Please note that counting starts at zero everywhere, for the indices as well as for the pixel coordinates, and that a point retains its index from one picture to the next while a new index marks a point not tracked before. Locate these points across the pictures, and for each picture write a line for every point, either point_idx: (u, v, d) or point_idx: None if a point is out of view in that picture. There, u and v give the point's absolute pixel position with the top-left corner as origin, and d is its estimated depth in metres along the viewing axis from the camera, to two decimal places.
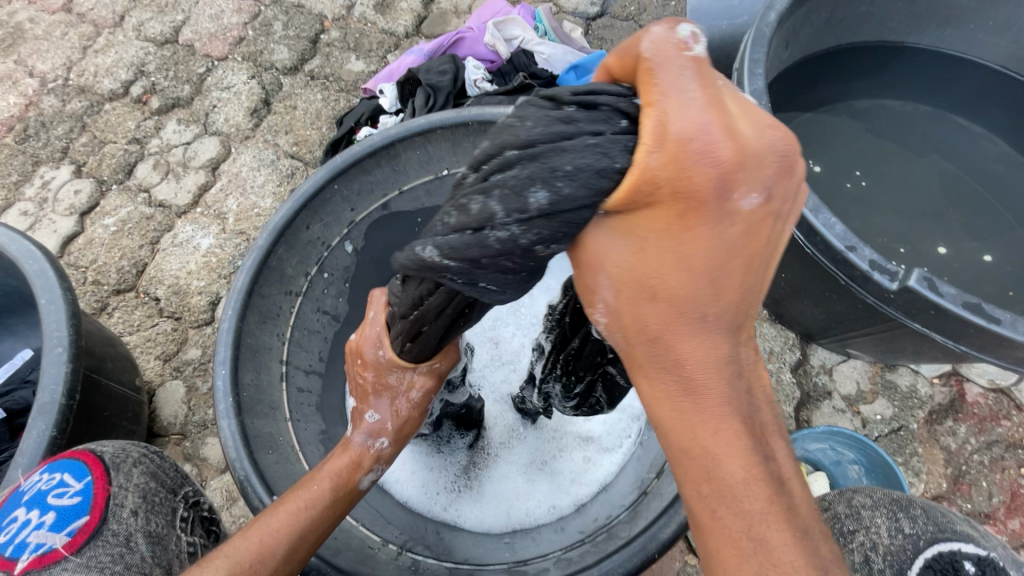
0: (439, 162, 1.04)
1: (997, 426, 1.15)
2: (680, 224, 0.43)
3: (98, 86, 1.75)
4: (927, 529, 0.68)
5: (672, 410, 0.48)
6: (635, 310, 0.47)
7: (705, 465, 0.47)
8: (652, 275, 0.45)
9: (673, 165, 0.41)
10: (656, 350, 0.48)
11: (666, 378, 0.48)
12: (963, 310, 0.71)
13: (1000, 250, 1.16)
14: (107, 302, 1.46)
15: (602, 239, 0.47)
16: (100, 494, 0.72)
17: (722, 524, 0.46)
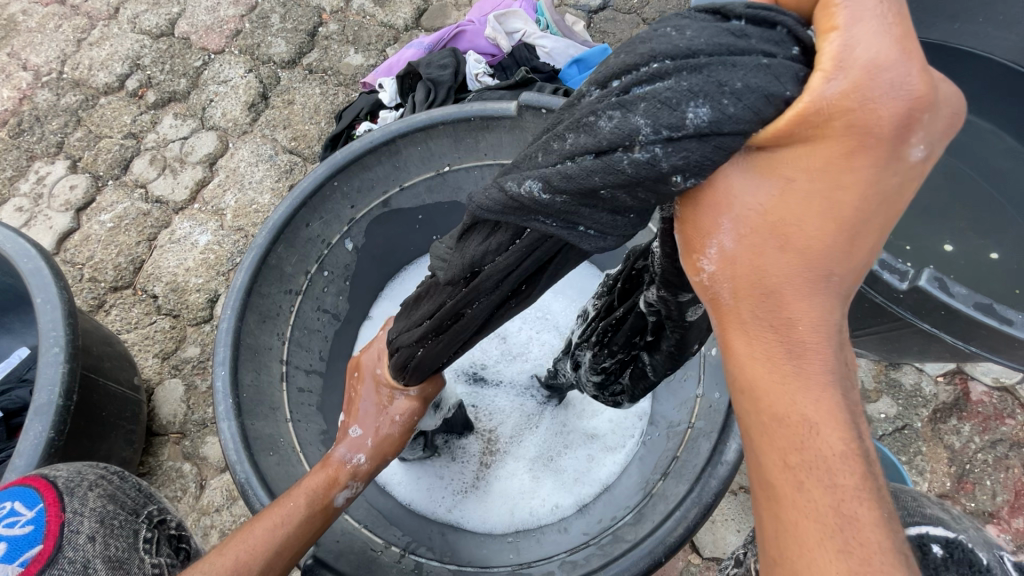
0: (441, 158, 1.02)
1: (1001, 424, 1.14)
2: (837, 163, 0.38)
3: (92, 80, 1.72)
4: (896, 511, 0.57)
5: (770, 369, 0.40)
6: (751, 256, 0.40)
7: (799, 436, 0.39)
8: (782, 219, 0.39)
9: (855, 95, 0.36)
10: (767, 304, 0.40)
11: (769, 334, 0.40)
12: (974, 311, 0.70)
13: (1008, 247, 1.15)
14: (104, 299, 1.45)
15: (733, 178, 0.40)
16: (53, 521, 0.64)
17: (809, 502, 0.38)
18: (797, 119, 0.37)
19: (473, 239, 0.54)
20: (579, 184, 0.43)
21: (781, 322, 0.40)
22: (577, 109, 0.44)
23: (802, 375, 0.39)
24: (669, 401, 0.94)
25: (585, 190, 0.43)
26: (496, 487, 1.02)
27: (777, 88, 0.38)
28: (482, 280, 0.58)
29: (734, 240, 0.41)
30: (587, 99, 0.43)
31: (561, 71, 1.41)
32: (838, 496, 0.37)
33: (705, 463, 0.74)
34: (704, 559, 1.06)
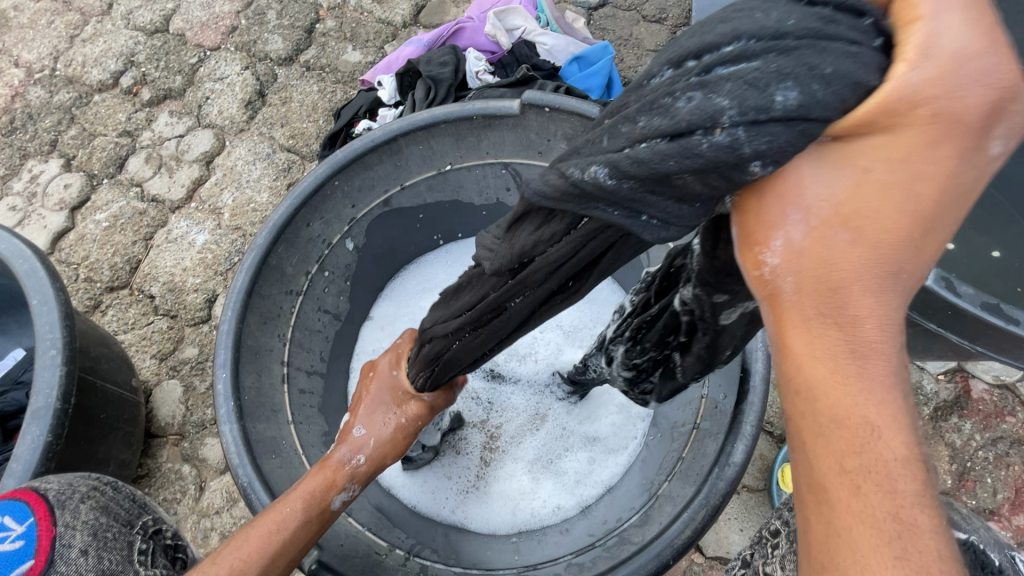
0: (443, 157, 1.01)
1: (1002, 422, 1.15)
2: (918, 151, 0.35)
3: (86, 77, 1.70)
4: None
5: (833, 368, 0.36)
6: (824, 249, 0.36)
7: (858, 439, 0.35)
8: (858, 211, 0.36)
9: (941, 83, 0.33)
10: (837, 300, 0.36)
11: (835, 335, 0.36)
12: (981, 311, 0.69)
13: (1010, 245, 1.15)
14: (100, 300, 1.43)
15: (803, 167, 0.37)
16: (45, 535, 0.61)
17: (867, 510, 0.34)
18: (875, 107, 0.34)
19: (524, 228, 0.53)
20: (651, 168, 0.40)
21: (850, 322, 0.36)
22: (645, 91, 0.43)
23: (867, 379, 0.36)
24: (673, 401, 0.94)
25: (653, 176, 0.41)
26: (498, 487, 1.01)
27: (863, 75, 0.35)
28: (533, 272, 0.56)
29: (804, 233, 0.37)
30: (659, 80, 0.41)
31: (562, 68, 1.40)
32: (896, 506, 0.34)
33: (713, 464, 0.73)
34: (708, 558, 1.06)
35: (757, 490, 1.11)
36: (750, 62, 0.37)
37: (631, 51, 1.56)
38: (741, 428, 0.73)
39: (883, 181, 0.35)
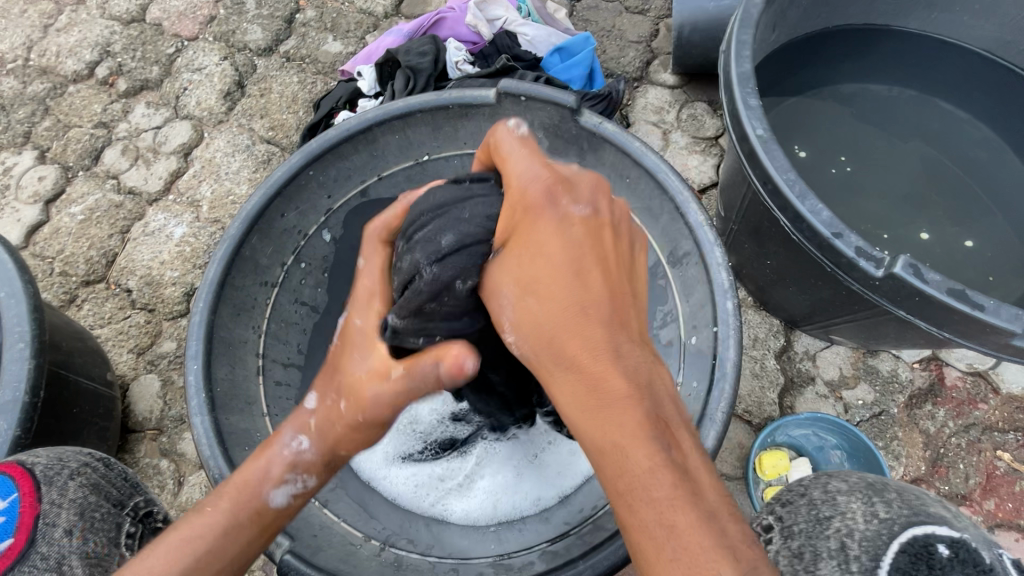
0: (420, 148, 1.00)
1: (974, 409, 1.17)
2: (537, 233, 0.62)
3: (60, 67, 1.67)
4: (903, 513, 0.61)
5: (583, 408, 0.56)
6: (538, 317, 0.60)
7: (618, 460, 0.54)
8: (540, 282, 0.60)
9: (518, 198, 0.64)
10: (557, 355, 0.58)
11: (575, 380, 0.57)
12: (947, 297, 0.70)
13: (981, 236, 1.17)
14: (76, 294, 1.41)
15: (495, 272, 0.64)
16: (29, 512, 0.72)
17: (637, 514, 0.52)
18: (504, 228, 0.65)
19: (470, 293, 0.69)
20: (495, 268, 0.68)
21: (574, 369, 0.57)
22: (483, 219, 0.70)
23: (604, 409, 0.55)
24: None
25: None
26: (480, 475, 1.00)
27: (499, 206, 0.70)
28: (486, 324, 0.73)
29: (517, 313, 0.61)
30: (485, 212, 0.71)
31: (543, 59, 1.40)
32: (659, 509, 0.51)
33: None
34: None
35: (736, 478, 1.12)
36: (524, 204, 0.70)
37: (613, 43, 1.56)
38: (712, 414, 0.72)
39: (553, 266, 0.60)
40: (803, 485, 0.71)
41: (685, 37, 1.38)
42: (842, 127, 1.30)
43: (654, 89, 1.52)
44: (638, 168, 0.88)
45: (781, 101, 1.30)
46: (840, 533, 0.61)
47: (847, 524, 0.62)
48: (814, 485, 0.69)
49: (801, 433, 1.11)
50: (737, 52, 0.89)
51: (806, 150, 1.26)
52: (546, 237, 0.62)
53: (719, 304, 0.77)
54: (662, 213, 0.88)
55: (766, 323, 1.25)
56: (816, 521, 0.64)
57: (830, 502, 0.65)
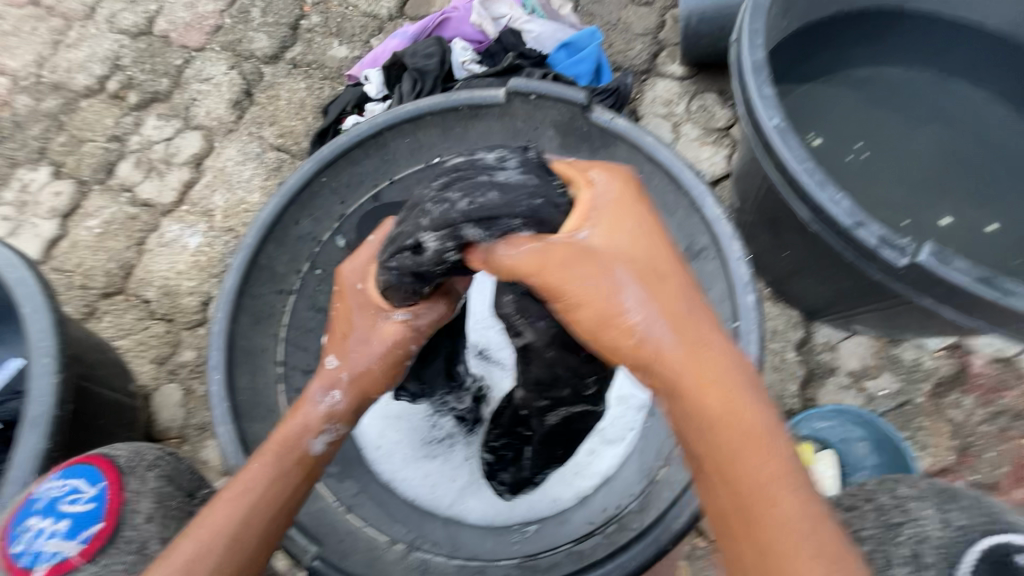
0: (431, 149, 1.00)
1: (1002, 396, 1.14)
2: (636, 212, 0.62)
3: (72, 83, 1.69)
4: (981, 521, 0.62)
5: (720, 394, 0.54)
6: (658, 302, 0.57)
7: (754, 444, 0.53)
8: (660, 286, 0.58)
9: (595, 181, 0.64)
10: (694, 334, 0.56)
11: (710, 364, 0.55)
12: (975, 284, 0.69)
13: (1003, 220, 1.15)
14: (96, 306, 1.43)
15: (604, 242, 0.59)
16: (114, 499, 0.74)
17: (776, 504, 0.51)
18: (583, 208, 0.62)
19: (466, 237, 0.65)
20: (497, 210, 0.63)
21: (706, 346, 0.56)
22: (469, 174, 0.67)
23: (738, 395, 0.55)
24: None
25: (490, 215, 0.63)
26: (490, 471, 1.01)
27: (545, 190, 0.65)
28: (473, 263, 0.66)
29: (639, 286, 0.57)
30: (467, 168, 0.68)
31: (549, 56, 1.40)
32: (794, 496, 0.52)
33: None
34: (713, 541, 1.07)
35: None
36: (499, 157, 0.68)
37: (619, 36, 1.55)
38: None
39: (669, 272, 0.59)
40: (870, 490, 0.74)
41: (693, 28, 1.36)
42: (857, 113, 1.27)
43: (662, 81, 1.50)
44: (652, 164, 0.88)
45: (792, 90, 1.28)
46: (912, 540, 0.63)
47: (919, 530, 0.64)
48: (883, 492, 0.71)
49: (826, 425, 1.10)
50: (750, 41, 0.87)
51: (821, 137, 1.24)
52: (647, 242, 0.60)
53: (739, 298, 0.76)
54: (678, 208, 0.87)
55: (784, 314, 1.24)
56: (888, 527, 0.66)
57: (901, 507, 0.67)
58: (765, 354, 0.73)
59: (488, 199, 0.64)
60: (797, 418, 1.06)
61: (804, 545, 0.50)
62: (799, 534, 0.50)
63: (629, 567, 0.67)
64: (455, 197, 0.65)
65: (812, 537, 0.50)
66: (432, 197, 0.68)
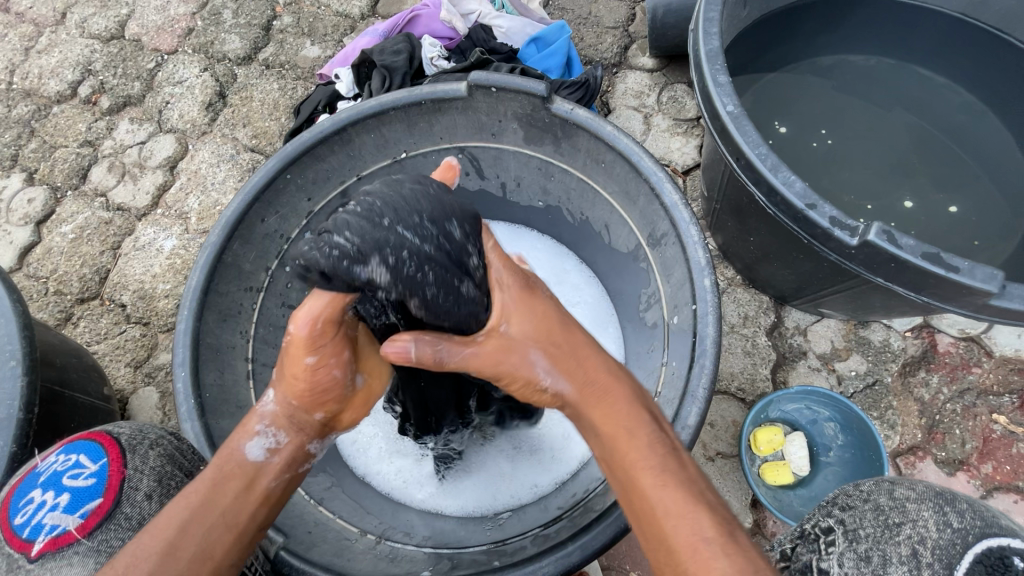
0: (396, 145, 1.00)
1: (968, 373, 1.17)
2: (539, 295, 0.70)
3: (43, 89, 1.68)
4: (976, 524, 0.55)
5: (611, 422, 0.64)
6: (559, 361, 0.67)
7: (642, 457, 0.61)
8: (558, 350, 0.68)
9: (510, 269, 0.70)
10: (588, 383, 0.66)
11: (601, 402, 0.65)
12: (922, 260, 0.71)
13: (965, 201, 1.17)
14: (72, 312, 1.42)
15: (516, 325, 0.68)
16: (115, 476, 0.69)
17: (664, 499, 0.58)
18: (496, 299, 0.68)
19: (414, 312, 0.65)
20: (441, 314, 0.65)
21: (599, 389, 0.66)
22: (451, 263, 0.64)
23: (621, 417, 0.64)
24: (639, 374, 0.96)
25: (443, 312, 0.65)
26: (469, 456, 1.02)
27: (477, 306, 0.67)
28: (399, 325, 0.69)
29: (545, 358, 0.67)
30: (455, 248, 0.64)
31: (519, 50, 1.40)
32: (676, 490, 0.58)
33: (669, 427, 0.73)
34: None
35: (730, 456, 1.13)
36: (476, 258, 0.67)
37: (590, 30, 1.56)
38: (694, 391, 0.72)
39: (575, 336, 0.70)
40: (864, 489, 0.64)
41: (660, 20, 1.38)
42: (822, 100, 1.29)
43: (633, 74, 1.51)
44: (612, 152, 0.89)
45: (758, 79, 1.29)
46: (911, 540, 0.56)
47: (919, 530, 0.56)
48: (879, 491, 0.62)
49: (794, 407, 1.11)
50: (705, 30, 0.88)
51: (787, 125, 1.26)
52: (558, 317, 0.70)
53: (697, 281, 0.77)
54: (639, 195, 0.89)
55: (756, 300, 1.25)
56: (885, 527, 0.58)
57: (899, 507, 0.59)
58: (722, 335, 0.74)
59: (447, 299, 0.64)
60: (765, 400, 1.08)
61: (677, 528, 0.56)
62: (673, 517, 0.57)
63: (591, 546, 0.68)
64: (436, 282, 0.63)
65: (683, 518, 0.56)
66: (411, 248, 0.60)
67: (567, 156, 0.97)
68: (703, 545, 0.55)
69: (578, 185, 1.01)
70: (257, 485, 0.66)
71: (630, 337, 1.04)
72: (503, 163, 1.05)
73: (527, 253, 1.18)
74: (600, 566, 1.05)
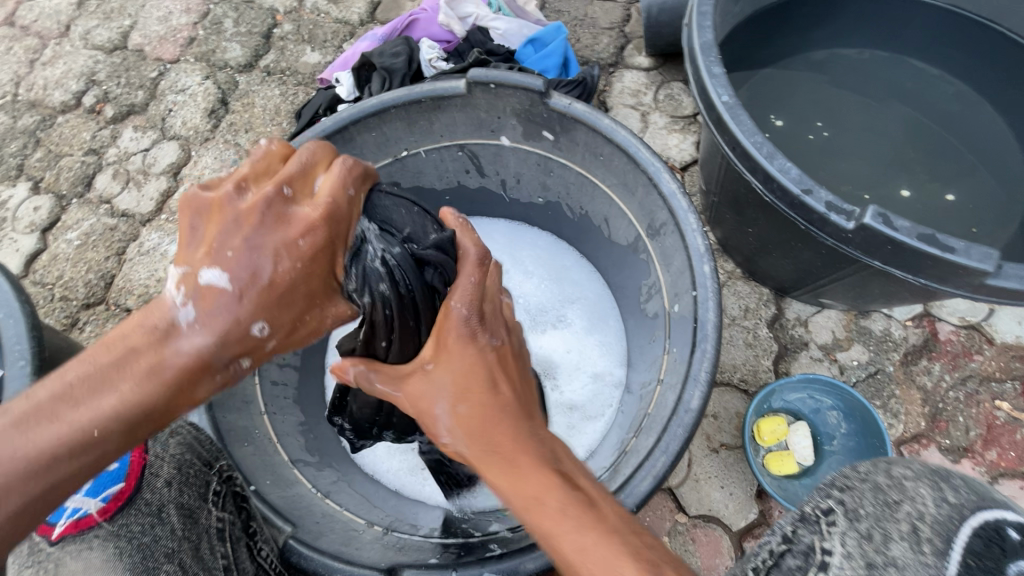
0: (397, 144, 1.02)
1: (970, 361, 1.17)
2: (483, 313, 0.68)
3: (48, 99, 1.70)
4: (975, 498, 0.41)
5: (509, 445, 0.61)
6: (467, 386, 0.64)
7: (538, 482, 0.58)
8: (487, 361, 0.65)
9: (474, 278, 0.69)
10: (493, 408, 0.63)
11: (500, 426, 0.62)
12: (918, 242, 0.72)
13: (961, 189, 1.18)
14: (78, 317, 1.44)
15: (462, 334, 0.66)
16: (138, 462, 0.65)
17: (562, 520, 0.56)
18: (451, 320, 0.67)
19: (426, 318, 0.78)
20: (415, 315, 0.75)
21: (505, 413, 0.64)
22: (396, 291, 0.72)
23: (516, 437, 0.62)
24: (641, 365, 0.96)
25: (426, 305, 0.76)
26: None
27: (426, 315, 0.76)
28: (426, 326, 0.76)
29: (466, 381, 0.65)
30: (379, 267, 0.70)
31: (516, 52, 1.43)
32: (577, 523, 0.55)
33: (672, 412, 0.73)
34: (691, 517, 1.09)
35: (734, 448, 1.13)
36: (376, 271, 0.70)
37: (586, 31, 1.58)
38: (696, 374, 0.73)
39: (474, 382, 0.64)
40: (859, 468, 0.48)
41: (655, 19, 1.40)
42: (817, 94, 1.31)
43: (629, 73, 1.53)
44: (610, 145, 0.90)
45: (752, 74, 1.31)
46: (911, 517, 0.42)
47: (915, 508, 0.42)
48: (873, 469, 0.46)
49: (796, 397, 1.12)
50: (699, 23, 0.90)
51: (783, 118, 1.27)
52: (454, 340, 0.66)
53: (696, 268, 0.78)
54: (638, 186, 0.90)
55: (756, 292, 1.26)
56: (882, 505, 0.43)
57: (896, 483, 0.44)
58: (722, 320, 0.75)
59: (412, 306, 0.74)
60: (767, 390, 1.09)
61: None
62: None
63: None
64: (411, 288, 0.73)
65: (583, 539, 0.54)
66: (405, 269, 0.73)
67: (566, 150, 0.99)
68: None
69: (577, 180, 1.02)
70: (211, 379, 0.55)
71: (631, 329, 1.05)
72: (502, 160, 1.06)
73: (528, 250, 1.19)
74: None
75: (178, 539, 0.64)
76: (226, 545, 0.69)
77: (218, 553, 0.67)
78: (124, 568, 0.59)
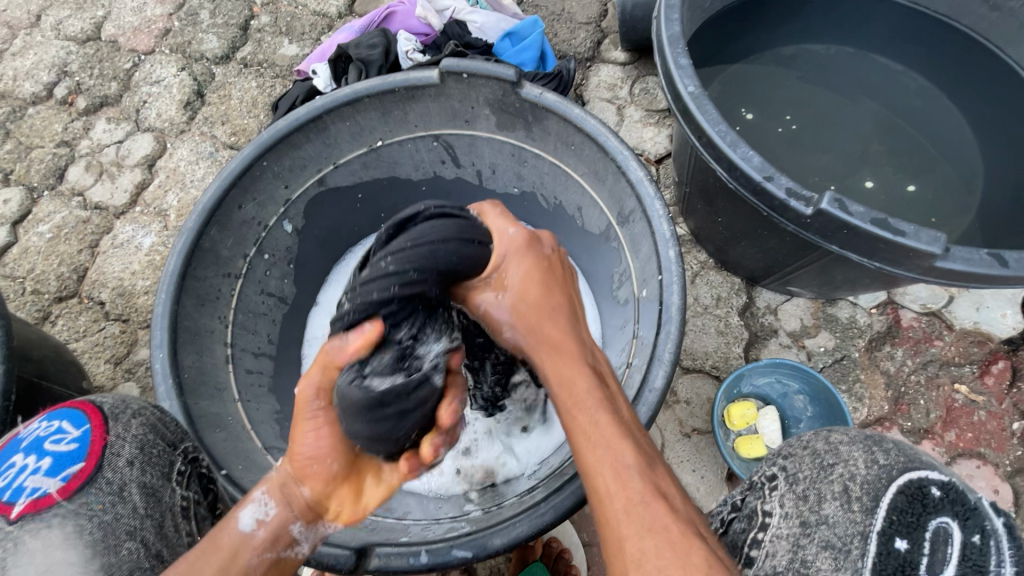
0: (372, 134, 1.02)
1: (931, 346, 1.21)
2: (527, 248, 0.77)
3: (18, 91, 1.67)
4: (899, 460, 0.64)
5: (559, 354, 0.71)
6: (523, 317, 0.75)
7: (573, 386, 0.68)
8: (535, 284, 0.75)
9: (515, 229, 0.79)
10: (540, 323, 0.74)
11: (550, 340, 0.73)
12: (871, 226, 0.74)
13: (922, 181, 1.22)
14: (50, 311, 1.42)
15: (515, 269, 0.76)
16: (97, 442, 0.73)
17: (594, 422, 0.64)
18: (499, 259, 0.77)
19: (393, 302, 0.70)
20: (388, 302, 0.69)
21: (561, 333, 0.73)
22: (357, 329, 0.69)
23: (564, 351, 0.71)
24: (613, 348, 0.98)
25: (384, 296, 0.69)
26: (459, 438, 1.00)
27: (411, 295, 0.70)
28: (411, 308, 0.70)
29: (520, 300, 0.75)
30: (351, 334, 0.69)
31: (493, 45, 1.44)
32: (606, 428, 0.64)
33: (637, 392, 0.76)
34: None
35: (704, 433, 1.16)
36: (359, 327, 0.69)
37: (564, 25, 1.60)
38: (660, 354, 0.75)
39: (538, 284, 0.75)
40: (803, 438, 0.70)
41: (629, 13, 1.42)
42: (786, 88, 1.34)
43: (606, 67, 1.55)
44: (581, 134, 0.92)
45: (723, 69, 1.34)
46: (843, 477, 0.64)
47: (850, 469, 0.64)
48: (816, 437, 0.68)
49: (764, 382, 1.16)
50: (667, 16, 0.92)
51: (753, 112, 1.30)
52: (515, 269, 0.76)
53: (662, 252, 0.80)
54: (608, 174, 0.92)
55: (728, 282, 1.29)
56: (820, 468, 0.65)
57: (833, 450, 0.66)
58: (686, 303, 0.77)
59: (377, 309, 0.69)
60: (736, 374, 1.12)
61: (598, 454, 0.62)
62: (604, 448, 0.62)
63: (563, 504, 0.70)
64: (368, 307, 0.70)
65: (609, 441, 0.63)
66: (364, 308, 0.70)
67: (538, 140, 1.00)
68: (624, 471, 0.61)
69: (551, 170, 1.03)
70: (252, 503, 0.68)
71: (605, 314, 1.07)
72: (477, 151, 1.08)
73: None
74: (580, 541, 1.09)
75: (139, 517, 0.71)
76: (191, 522, 0.75)
77: (184, 530, 0.74)
78: (85, 546, 0.67)
